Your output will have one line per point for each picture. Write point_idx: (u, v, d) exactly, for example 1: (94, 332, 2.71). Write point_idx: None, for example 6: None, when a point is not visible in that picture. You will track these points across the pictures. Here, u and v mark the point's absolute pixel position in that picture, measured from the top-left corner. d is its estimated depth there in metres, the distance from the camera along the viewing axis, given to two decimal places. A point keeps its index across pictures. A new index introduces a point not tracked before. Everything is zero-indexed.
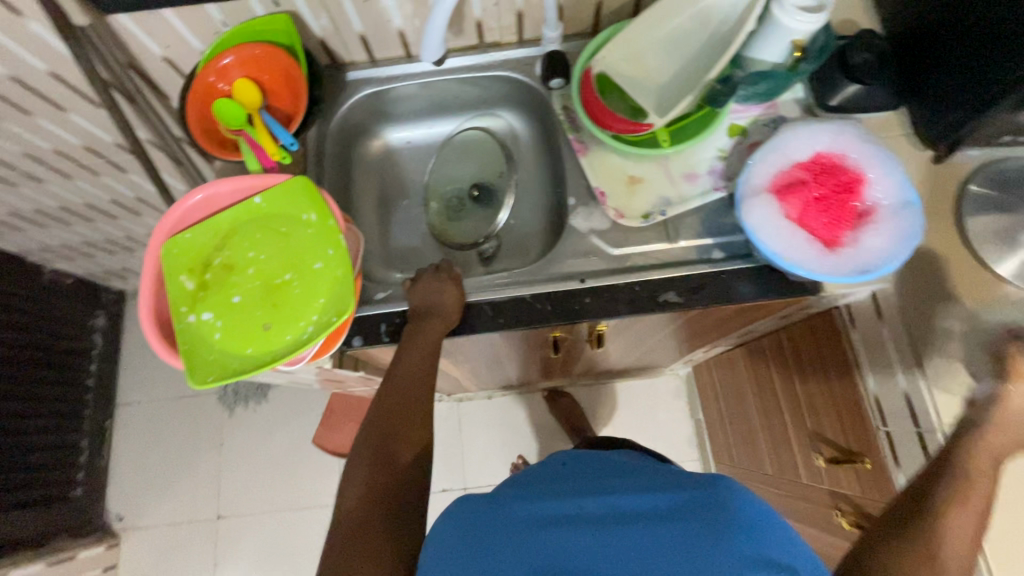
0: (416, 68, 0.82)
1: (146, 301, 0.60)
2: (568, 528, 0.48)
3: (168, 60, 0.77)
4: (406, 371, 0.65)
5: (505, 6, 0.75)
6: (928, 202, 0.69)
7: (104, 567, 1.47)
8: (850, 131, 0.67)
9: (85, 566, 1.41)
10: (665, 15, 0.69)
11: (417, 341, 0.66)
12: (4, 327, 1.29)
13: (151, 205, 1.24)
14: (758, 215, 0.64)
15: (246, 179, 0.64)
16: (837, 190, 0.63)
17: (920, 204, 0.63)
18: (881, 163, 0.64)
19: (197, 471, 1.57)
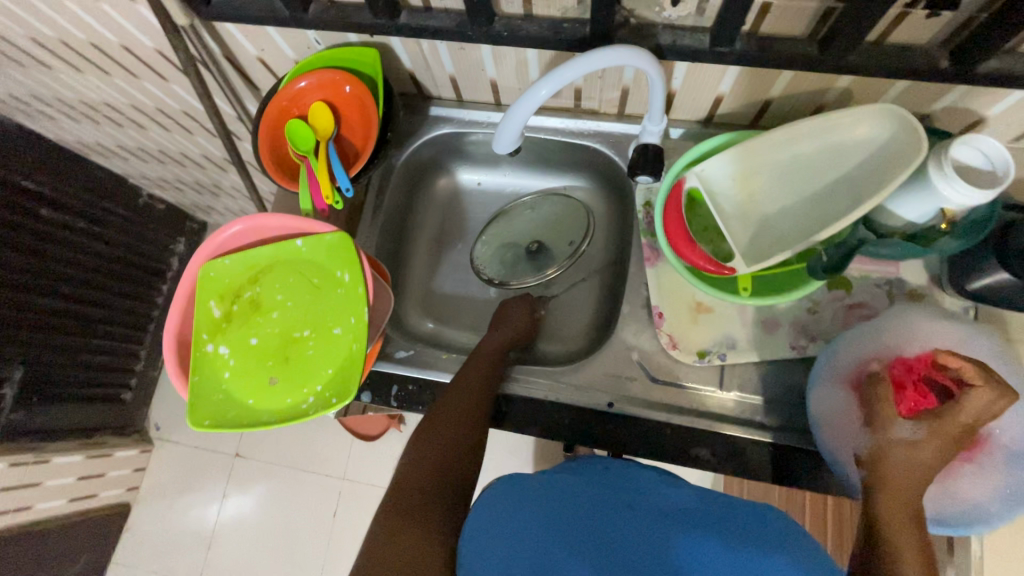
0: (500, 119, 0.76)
1: (173, 318, 0.61)
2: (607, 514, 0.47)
3: (261, 61, 0.76)
4: (469, 385, 0.63)
5: (610, 81, 0.67)
6: None
7: (135, 468, 1.62)
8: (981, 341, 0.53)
9: (119, 464, 1.56)
10: (793, 140, 0.59)
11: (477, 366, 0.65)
12: (95, 240, 1.41)
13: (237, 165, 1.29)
14: (822, 406, 0.57)
15: (291, 219, 0.62)
16: None
17: None
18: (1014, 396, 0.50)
19: None
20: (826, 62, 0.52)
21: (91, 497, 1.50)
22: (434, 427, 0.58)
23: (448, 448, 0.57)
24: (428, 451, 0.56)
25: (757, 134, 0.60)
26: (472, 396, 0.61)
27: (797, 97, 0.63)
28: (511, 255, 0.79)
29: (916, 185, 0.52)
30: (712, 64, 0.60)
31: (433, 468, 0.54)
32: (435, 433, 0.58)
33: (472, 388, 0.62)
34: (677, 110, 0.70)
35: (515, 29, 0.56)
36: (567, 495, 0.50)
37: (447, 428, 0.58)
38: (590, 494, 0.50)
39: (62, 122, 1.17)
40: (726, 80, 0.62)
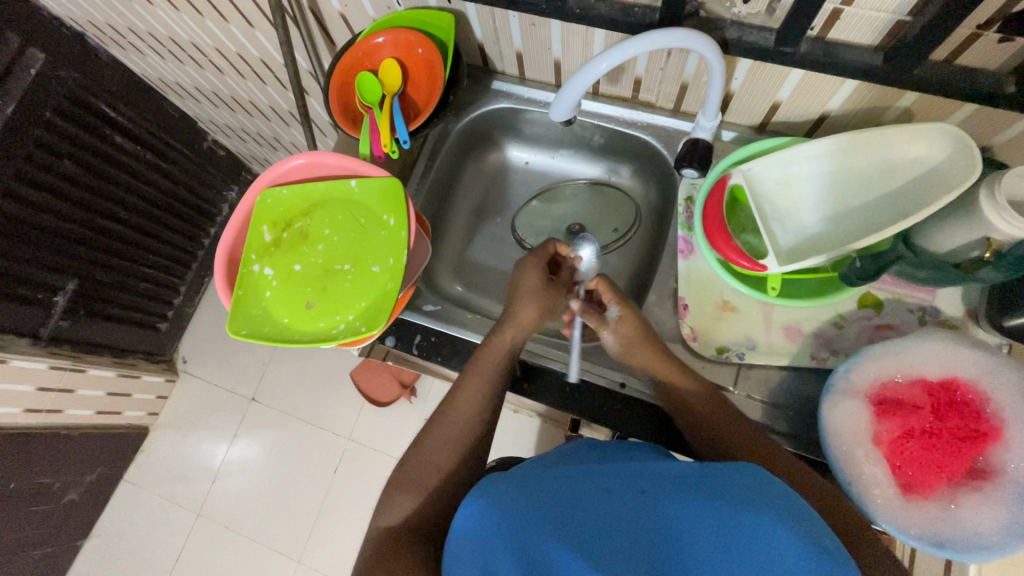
0: None
1: (227, 235, 0.65)
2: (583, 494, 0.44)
3: (343, 16, 0.80)
4: (464, 403, 0.59)
5: (671, 74, 0.68)
6: None
7: (158, 395, 1.71)
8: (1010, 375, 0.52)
9: (144, 387, 1.65)
10: (843, 151, 0.59)
11: (482, 363, 0.62)
12: (159, 174, 1.49)
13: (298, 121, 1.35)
14: (835, 419, 0.56)
15: (348, 160, 0.66)
16: (952, 435, 0.52)
17: None
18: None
19: (252, 353, 1.75)
20: (889, 75, 0.53)
21: (116, 414, 1.59)
22: (424, 453, 0.57)
23: (431, 480, 0.55)
24: (415, 480, 0.55)
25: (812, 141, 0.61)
26: (467, 418, 0.59)
27: (856, 112, 0.63)
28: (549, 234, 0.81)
29: (966, 207, 0.52)
30: (774, 68, 0.61)
31: (417, 501, 0.54)
32: (424, 460, 0.56)
33: (467, 407, 0.59)
34: (732, 112, 0.71)
35: (587, 8, 0.59)
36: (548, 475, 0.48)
37: (434, 456, 0.57)
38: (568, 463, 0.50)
39: (151, 58, 1.25)
40: (786, 87, 0.63)
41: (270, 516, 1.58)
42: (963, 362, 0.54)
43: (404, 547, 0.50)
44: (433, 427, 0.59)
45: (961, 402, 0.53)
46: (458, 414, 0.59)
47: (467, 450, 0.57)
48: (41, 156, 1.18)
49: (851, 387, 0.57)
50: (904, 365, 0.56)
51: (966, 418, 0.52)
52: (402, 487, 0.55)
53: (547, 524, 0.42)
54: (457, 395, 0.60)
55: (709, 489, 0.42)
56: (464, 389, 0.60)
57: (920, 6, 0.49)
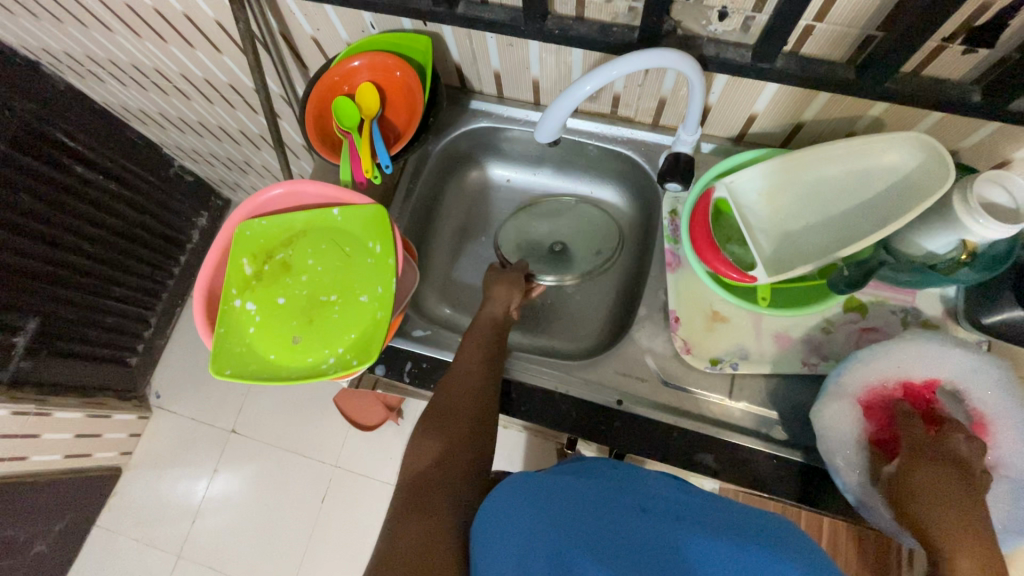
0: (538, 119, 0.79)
1: (206, 270, 0.62)
2: (622, 520, 0.43)
3: (316, 40, 0.79)
4: (462, 377, 0.62)
5: (649, 90, 0.69)
6: None
7: (131, 433, 1.63)
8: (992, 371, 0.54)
9: (116, 427, 1.57)
10: (820, 161, 0.61)
11: (473, 340, 0.66)
12: (124, 203, 1.43)
13: (270, 145, 1.32)
14: (827, 420, 0.57)
15: (330, 187, 0.64)
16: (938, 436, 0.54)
17: None
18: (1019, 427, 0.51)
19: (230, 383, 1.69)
20: (864, 87, 0.54)
21: (86, 457, 1.51)
22: (438, 409, 0.60)
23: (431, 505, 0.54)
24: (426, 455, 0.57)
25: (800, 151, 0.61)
26: (465, 392, 0.61)
27: (830, 122, 0.65)
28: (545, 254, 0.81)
29: (941, 213, 0.54)
30: (751, 82, 0.62)
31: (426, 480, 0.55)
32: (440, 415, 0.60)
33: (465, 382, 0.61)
34: (710, 124, 0.72)
35: (566, 29, 0.59)
36: (580, 496, 0.46)
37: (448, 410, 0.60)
38: (594, 483, 0.48)
39: (111, 85, 1.21)
40: (763, 100, 0.65)
41: (256, 553, 1.51)
42: (947, 362, 0.55)
43: (427, 516, 0.51)
44: (444, 388, 0.62)
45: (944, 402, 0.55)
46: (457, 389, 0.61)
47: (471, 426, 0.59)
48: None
49: (844, 390, 0.58)
50: (897, 364, 0.57)
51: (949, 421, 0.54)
52: (423, 439, 0.58)
53: (591, 551, 0.40)
54: (462, 359, 0.64)
55: (729, 526, 0.41)
56: (466, 353, 0.64)
57: (888, 20, 0.50)
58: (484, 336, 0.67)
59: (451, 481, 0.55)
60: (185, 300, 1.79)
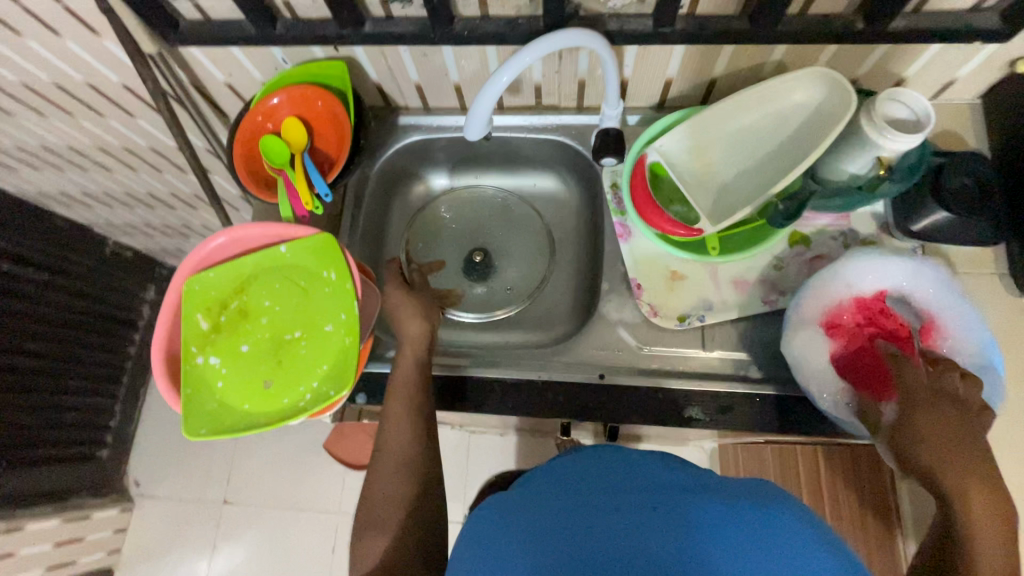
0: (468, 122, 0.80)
1: (160, 335, 0.60)
2: (593, 518, 0.41)
3: (230, 86, 0.78)
4: (397, 423, 0.58)
5: (567, 75, 0.71)
6: (1011, 359, 0.60)
7: (115, 529, 1.53)
8: (930, 273, 0.57)
9: (97, 526, 1.47)
10: (735, 111, 0.64)
11: (399, 379, 0.62)
12: (61, 291, 1.36)
13: (206, 202, 1.29)
14: (799, 345, 0.60)
15: (274, 226, 0.63)
16: (894, 335, 0.58)
17: (1004, 369, 0.54)
18: (963, 320, 0.56)
19: (212, 453, 1.61)
20: (760, 34, 0.57)
21: (69, 565, 1.41)
22: (375, 493, 0.56)
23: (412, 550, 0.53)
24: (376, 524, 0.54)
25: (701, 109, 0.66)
26: (403, 442, 0.57)
27: (739, 73, 0.68)
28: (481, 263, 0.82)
29: (857, 136, 0.57)
30: (659, 48, 0.65)
31: (382, 547, 0.53)
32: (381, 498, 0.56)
33: (399, 431, 0.58)
34: (631, 97, 0.75)
35: (474, 29, 0.61)
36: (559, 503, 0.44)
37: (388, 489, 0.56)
38: (570, 486, 0.46)
39: (23, 174, 1.15)
40: (673, 64, 0.68)
41: None
42: (889, 276, 0.59)
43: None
44: (378, 463, 0.58)
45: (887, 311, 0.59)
46: (395, 438, 0.58)
47: (416, 475, 0.56)
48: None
49: (805, 318, 0.61)
50: (846, 284, 0.60)
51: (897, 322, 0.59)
52: (367, 531, 0.54)
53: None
54: (389, 424, 0.59)
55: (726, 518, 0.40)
56: (394, 416, 0.59)
57: None
58: (411, 372, 0.62)
59: (409, 544, 0.53)
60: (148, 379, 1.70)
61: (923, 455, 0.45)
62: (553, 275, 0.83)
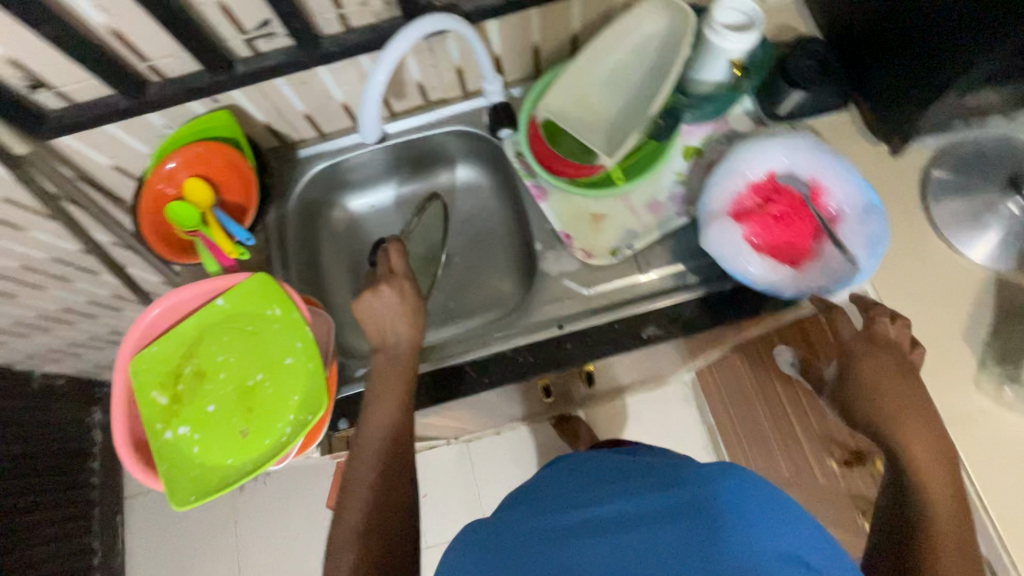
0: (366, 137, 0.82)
1: (119, 424, 0.59)
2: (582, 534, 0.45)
3: (118, 168, 0.76)
4: (379, 428, 0.58)
5: (443, 66, 0.75)
6: (890, 197, 0.70)
7: None
8: (804, 145, 0.66)
9: None
10: (600, 55, 0.70)
11: (384, 389, 0.60)
12: None
13: (129, 301, 1.23)
14: (717, 238, 0.65)
15: (200, 285, 0.63)
16: (794, 207, 0.65)
17: (882, 204, 0.64)
18: (837, 175, 0.65)
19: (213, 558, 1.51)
20: None
21: None
22: (352, 504, 0.54)
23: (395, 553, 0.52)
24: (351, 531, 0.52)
25: (566, 65, 0.71)
26: (388, 445, 0.57)
27: (593, 24, 0.75)
28: (418, 265, 0.82)
29: (703, 46, 0.65)
30: (517, 19, 0.70)
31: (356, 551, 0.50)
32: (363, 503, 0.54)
33: (383, 436, 0.57)
34: (507, 71, 0.80)
35: (343, 43, 0.64)
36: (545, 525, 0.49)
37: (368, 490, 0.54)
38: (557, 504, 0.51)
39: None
40: (534, 30, 0.73)
41: None
42: (772, 158, 0.66)
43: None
44: (354, 467, 0.57)
45: (783, 191, 0.66)
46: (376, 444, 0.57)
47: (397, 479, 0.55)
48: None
49: (716, 211, 0.66)
50: (740, 175, 0.67)
51: (795, 201, 0.66)
52: (353, 538, 0.51)
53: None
54: (367, 432, 0.58)
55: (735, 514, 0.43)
56: (369, 424, 0.58)
57: None
58: (395, 379, 0.61)
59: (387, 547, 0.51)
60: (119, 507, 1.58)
61: (866, 406, 0.53)
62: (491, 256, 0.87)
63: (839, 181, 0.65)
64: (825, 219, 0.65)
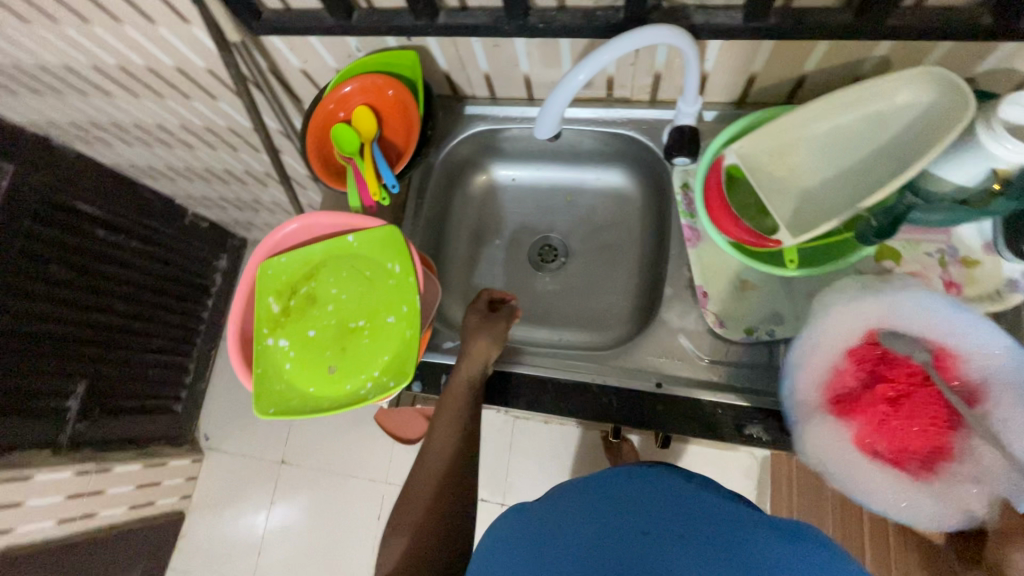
0: (510, 109, 0.78)
1: (235, 318, 0.63)
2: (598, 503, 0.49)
3: (305, 72, 0.79)
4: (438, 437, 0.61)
5: (642, 67, 0.68)
6: None
7: (183, 495, 1.45)
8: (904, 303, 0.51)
9: (163, 493, 1.39)
10: (830, 110, 0.59)
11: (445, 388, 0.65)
12: (133, 254, 1.25)
13: (261, 180, 1.24)
14: None
15: (343, 216, 0.65)
16: None
17: None
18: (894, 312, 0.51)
19: (259, 429, 1.50)
20: (865, 31, 0.53)
21: (149, 505, 1.36)
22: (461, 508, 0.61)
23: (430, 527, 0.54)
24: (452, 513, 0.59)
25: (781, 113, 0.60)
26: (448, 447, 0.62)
27: (831, 70, 0.62)
28: None
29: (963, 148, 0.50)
30: (747, 42, 0.60)
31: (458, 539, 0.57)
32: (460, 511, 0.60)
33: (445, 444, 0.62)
34: (709, 92, 0.70)
35: (550, 21, 0.59)
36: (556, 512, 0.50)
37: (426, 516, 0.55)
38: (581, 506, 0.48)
39: (98, 147, 1.12)
40: (760, 58, 0.62)
41: None
42: (870, 313, 0.52)
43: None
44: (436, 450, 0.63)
45: None
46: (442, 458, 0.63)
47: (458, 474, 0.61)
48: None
49: None
50: None
51: None
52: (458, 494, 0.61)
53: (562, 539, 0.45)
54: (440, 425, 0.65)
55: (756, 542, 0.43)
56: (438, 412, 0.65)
57: None
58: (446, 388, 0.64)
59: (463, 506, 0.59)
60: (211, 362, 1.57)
61: None
62: (613, 269, 0.82)
63: (977, 345, 0.48)
64: (962, 398, 0.47)
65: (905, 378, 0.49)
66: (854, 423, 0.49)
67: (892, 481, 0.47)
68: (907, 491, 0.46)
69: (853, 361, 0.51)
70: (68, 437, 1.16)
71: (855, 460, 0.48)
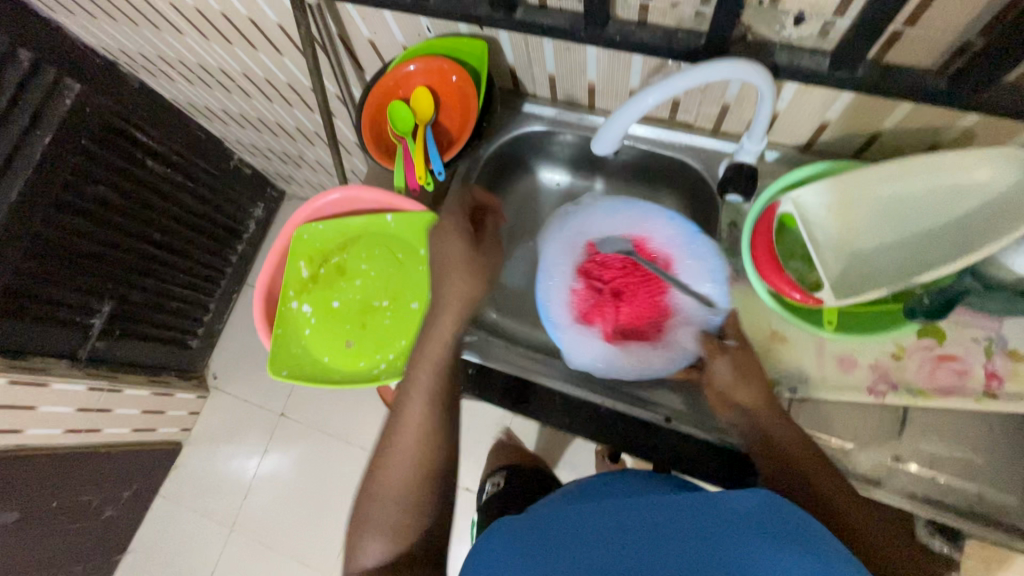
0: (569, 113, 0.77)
1: (263, 276, 0.64)
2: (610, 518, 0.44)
3: (372, 44, 0.79)
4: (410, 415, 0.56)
5: (711, 96, 0.66)
6: None
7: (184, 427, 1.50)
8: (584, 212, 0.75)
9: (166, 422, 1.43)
10: (901, 174, 0.56)
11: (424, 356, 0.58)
12: (177, 188, 1.28)
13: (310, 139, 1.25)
14: None
15: (385, 195, 0.65)
16: None
17: (696, 229, 0.70)
18: (596, 224, 0.74)
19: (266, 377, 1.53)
20: (956, 100, 0.50)
21: (151, 431, 1.40)
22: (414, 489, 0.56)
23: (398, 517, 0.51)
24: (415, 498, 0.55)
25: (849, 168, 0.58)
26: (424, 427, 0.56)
27: (907, 132, 0.60)
28: None
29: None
30: (827, 90, 0.58)
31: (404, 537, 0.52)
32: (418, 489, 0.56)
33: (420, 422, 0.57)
34: (775, 132, 0.68)
35: (627, 36, 0.58)
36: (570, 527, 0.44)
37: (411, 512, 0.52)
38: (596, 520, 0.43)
39: (162, 80, 1.14)
40: (836, 108, 0.60)
41: (305, 532, 1.39)
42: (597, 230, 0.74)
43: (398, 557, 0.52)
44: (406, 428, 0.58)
45: None
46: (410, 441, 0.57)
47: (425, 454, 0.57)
48: (50, 174, 0.97)
49: None
50: None
51: None
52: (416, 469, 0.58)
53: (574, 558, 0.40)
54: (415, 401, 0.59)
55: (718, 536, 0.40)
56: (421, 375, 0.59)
57: (988, 26, 0.46)
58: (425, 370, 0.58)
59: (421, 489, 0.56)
60: (231, 305, 1.61)
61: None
62: None
63: (656, 230, 0.72)
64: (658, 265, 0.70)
65: (625, 279, 0.71)
66: (599, 323, 0.68)
67: (637, 354, 0.67)
68: (651, 360, 0.66)
69: (581, 272, 0.72)
70: (88, 352, 1.19)
71: (613, 353, 0.67)
